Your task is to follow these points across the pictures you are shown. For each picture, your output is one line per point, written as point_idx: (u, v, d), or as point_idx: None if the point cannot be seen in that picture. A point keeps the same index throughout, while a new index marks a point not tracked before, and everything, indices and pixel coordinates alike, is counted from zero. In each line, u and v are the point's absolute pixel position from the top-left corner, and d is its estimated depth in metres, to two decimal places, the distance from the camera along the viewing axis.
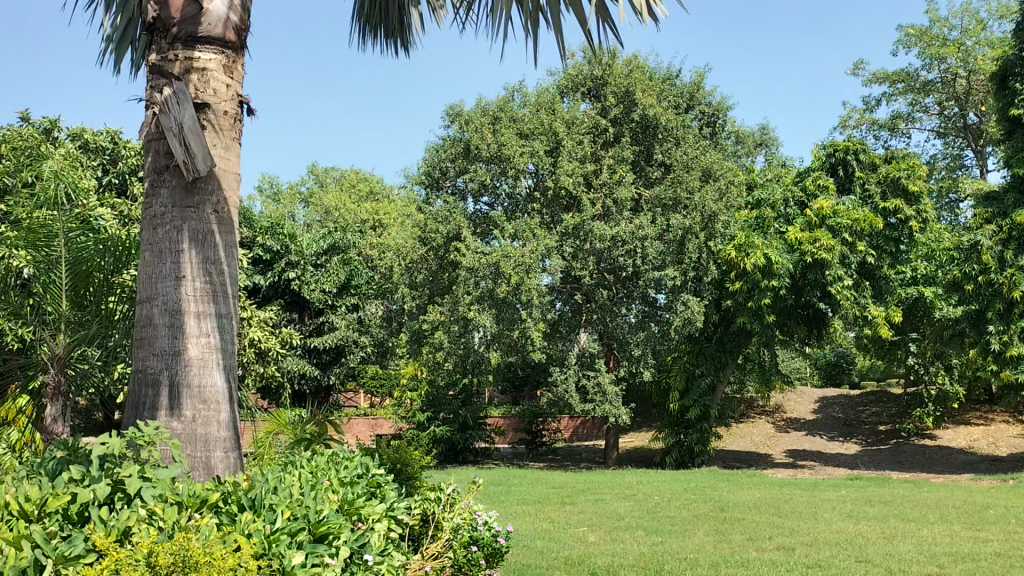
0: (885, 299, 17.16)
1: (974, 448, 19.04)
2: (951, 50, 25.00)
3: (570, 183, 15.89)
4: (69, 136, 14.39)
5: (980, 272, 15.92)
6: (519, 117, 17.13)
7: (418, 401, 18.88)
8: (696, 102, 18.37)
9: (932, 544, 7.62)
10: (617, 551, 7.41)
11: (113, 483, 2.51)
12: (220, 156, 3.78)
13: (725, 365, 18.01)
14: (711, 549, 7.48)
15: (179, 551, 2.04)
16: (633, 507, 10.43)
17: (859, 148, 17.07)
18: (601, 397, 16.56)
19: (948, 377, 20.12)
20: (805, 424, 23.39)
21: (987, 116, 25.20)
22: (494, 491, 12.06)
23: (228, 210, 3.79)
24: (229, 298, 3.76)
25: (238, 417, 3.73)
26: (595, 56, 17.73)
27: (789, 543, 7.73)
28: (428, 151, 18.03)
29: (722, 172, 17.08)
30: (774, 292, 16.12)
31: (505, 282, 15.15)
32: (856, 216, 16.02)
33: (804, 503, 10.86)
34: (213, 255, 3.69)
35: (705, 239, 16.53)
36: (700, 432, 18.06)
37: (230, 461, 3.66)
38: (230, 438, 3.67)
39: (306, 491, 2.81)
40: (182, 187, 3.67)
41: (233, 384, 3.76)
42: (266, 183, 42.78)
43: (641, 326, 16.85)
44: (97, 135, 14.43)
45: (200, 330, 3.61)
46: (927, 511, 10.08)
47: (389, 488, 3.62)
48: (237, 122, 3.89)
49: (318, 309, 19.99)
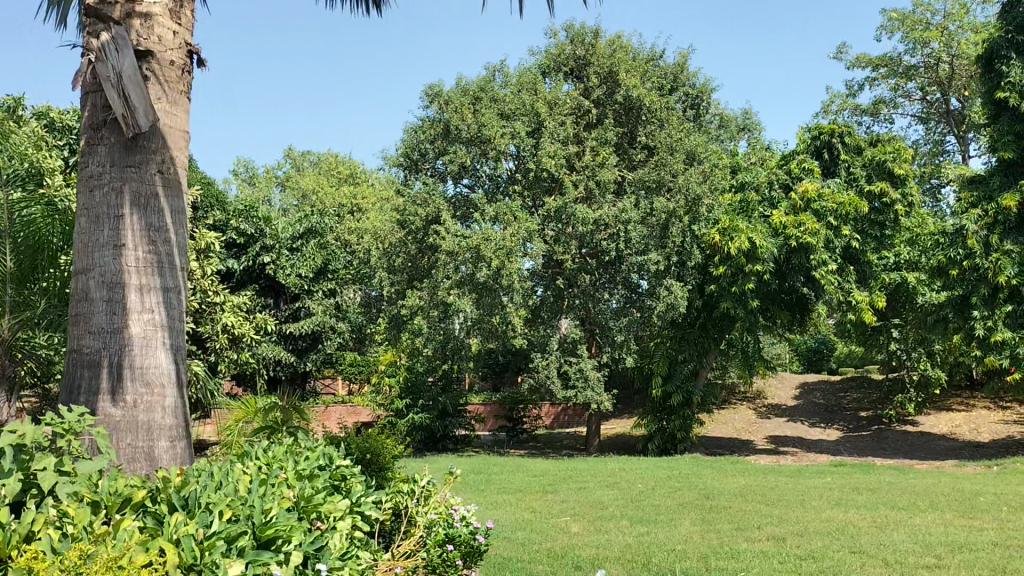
0: (869, 283, 17.02)
1: (956, 434, 18.99)
2: (935, 35, 24.84)
3: (552, 165, 15.51)
4: (33, 114, 13.81)
5: (965, 257, 15.76)
6: (499, 98, 16.72)
7: (397, 388, 18.43)
8: (680, 83, 18.01)
9: (926, 534, 7.38)
10: (601, 542, 7.09)
11: (25, 477, 2.13)
12: (165, 111, 3.38)
13: (708, 350, 17.77)
14: (699, 539, 7.19)
15: (82, 566, 1.66)
16: (616, 495, 10.14)
17: (844, 131, 16.83)
18: (583, 384, 16.27)
19: (931, 363, 20.03)
20: (787, 410, 23.30)
21: (969, 101, 25.08)
22: (474, 480, 11.73)
23: (176, 172, 3.40)
24: (177, 270, 3.37)
25: (187, 403, 3.36)
26: (578, 35, 17.39)
27: (780, 533, 7.48)
28: (406, 132, 17.61)
29: (706, 154, 16.76)
30: (758, 277, 15.85)
31: (486, 266, 14.78)
32: (841, 199, 15.78)
33: (790, 491, 10.63)
34: (158, 222, 3.29)
35: (689, 223, 16.19)
36: (683, 418, 17.84)
37: (177, 452, 3.28)
38: (177, 425, 3.29)
39: (258, 490, 2.43)
40: (122, 144, 3.26)
41: (181, 365, 3.37)
42: (241, 166, 42.00)
43: (624, 312, 16.53)
44: (63, 114, 13.87)
45: (143, 305, 3.23)
46: (916, 498, 9.89)
47: (355, 483, 3.24)
48: (185, 75, 3.48)
49: (294, 294, 19.39)
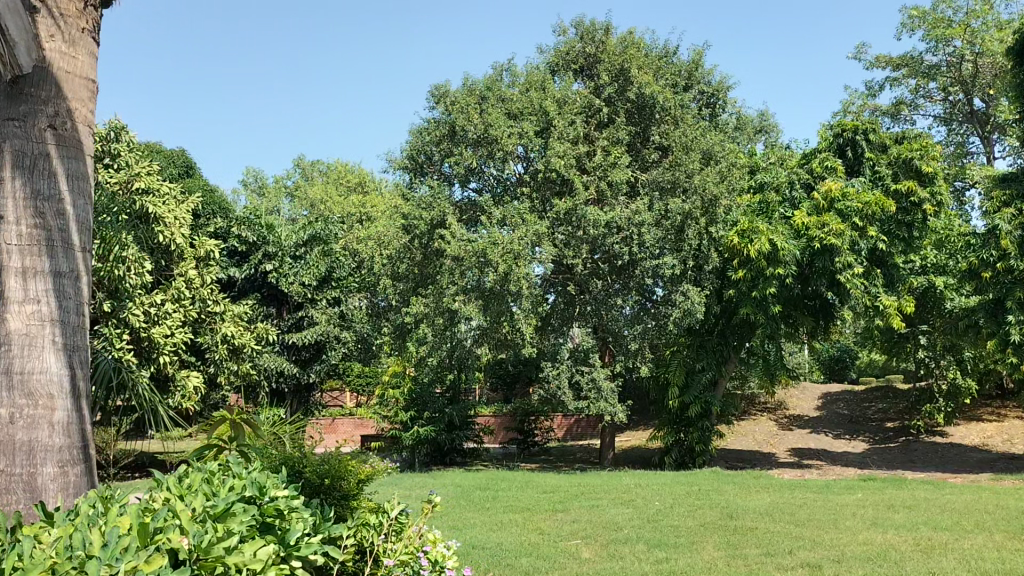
0: (897, 288, 16.30)
1: (989, 446, 18.10)
2: (957, 32, 24.05)
3: (561, 165, 14.80)
4: None
5: (998, 258, 14.91)
6: (507, 97, 16.06)
7: (401, 399, 17.61)
8: (695, 81, 17.24)
9: (978, 560, 6.59)
10: (616, 571, 6.35)
11: None
12: (61, 52, 3.32)
13: (727, 359, 17.03)
14: (725, 567, 6.46)
15: None
16: (631, 514, 9.38)
17: (868, 127, 16.02)
18: (596, 395, 15.53)
19: (960, 370, 19.14)
20: (809, 421, 22.45)
21: (994, 100, 24.23)
22: (479, 497, 11.01)
23: (73, 127, 3.31)
24: (72, 249, 3.23)
25: (80, 418, 3.17)
26: (588, 32, 16.77)
27: (814, 559, 6.73)
28: (411, 134, 16.98)
29: (724, 154, 15.88)
30: (779, 281, 15.12)
31: (493, 271, 14.06)
32: (867, 199, 14.97)
33: (821, 509, 9.84)
34: (46, 188, 3.17)
35: (705, 225, 15.33)
36: (701, 430, 17.06)
37: (68, 479, 3.07)
38: (68, 447, 3.09)
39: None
40: (5, 93, 3.17)
41: (75, 370, 3.20)
42: (250, 177, 41.58)
43: (638, 319, 15.69)
44: None
45: (26, 292, 3.08)
46: (958, 516, 9.07)
47: (295, 519, 2.57)
48: (85, 11, 3.44)
49: (297, 303, 18.65)
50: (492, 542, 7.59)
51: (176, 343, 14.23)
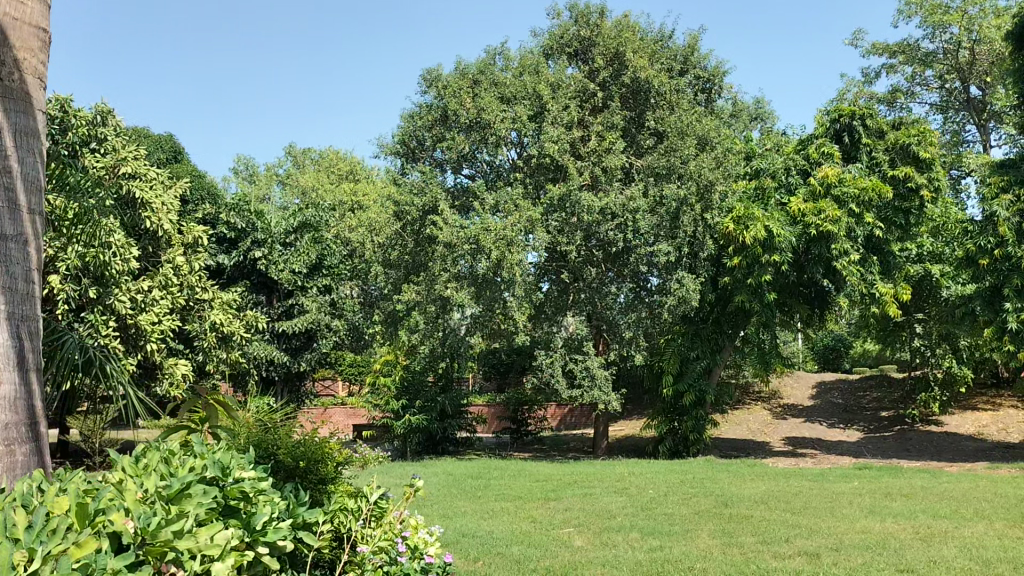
0: (894, 276, 16.16)
1: (984, 435, 18.01)
2: (954, 19, 23.83)
3: (555, 150, 14.57)
4: None
5: (996, 245, 14.75)
6: (500, 81, 15.81)
7: (392, 388, 17.36)
8: (690, 66, 16.99)
9: (980, 548, 6.44)
10: (609, 559, 6.17)
11: None
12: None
13: (722, 347, 16.87)
14: (721, 555, 6.30)
15: None
16: (625, 503, 9.22)
17: (866, 113, 15.81)
18: (589, 383, 15.37)
19: (956, 359, 19.03)
20: (803, 410, 22.35)
21: (991, 87, 24.06)
22: (470, 485, 10.85)
23: (20, 79, 3.12)
24: (19, 209, 3.04)
25: (30, 391, 2.97)
26: (582, 15, 16.50)
27: (811, 547, 6.57)
28: (402, 119, 16.72)
29: (720, 140, 15.68)
30: (775, 268, 14.94)
31: (486, 257, 13.84)
32: (864, 185, 14.80)
33: (817, 497, 9.69)
34: None
35: (701, 212, 15.15)
36: (695, 419, 16.93)
37: (15, 459, 2.86)
38: (16, 424, 2.88)
39: (34, 564, 1.67)
40: None
41: (23, 340, 3.00)
42: (241, 165, 41.23)
43: (632, 308, 15.52)
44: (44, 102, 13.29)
45: None
46: (956, 504, 8.94)
47: (262, 502, 2.41)
48: None
49: (287, 291, 18.31)
50: (483, 530, 7.41)
51: (164, 330, 13.97)
